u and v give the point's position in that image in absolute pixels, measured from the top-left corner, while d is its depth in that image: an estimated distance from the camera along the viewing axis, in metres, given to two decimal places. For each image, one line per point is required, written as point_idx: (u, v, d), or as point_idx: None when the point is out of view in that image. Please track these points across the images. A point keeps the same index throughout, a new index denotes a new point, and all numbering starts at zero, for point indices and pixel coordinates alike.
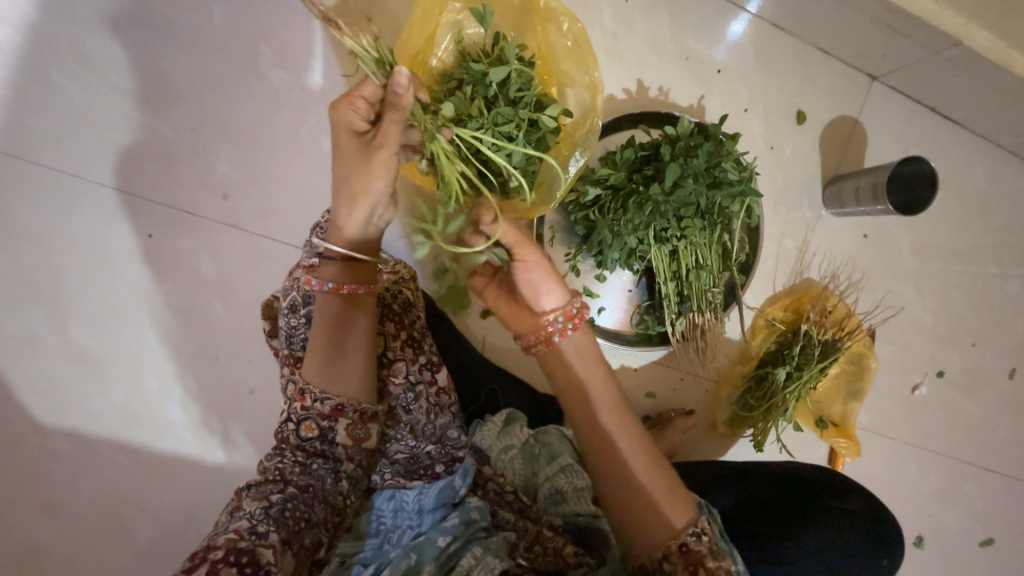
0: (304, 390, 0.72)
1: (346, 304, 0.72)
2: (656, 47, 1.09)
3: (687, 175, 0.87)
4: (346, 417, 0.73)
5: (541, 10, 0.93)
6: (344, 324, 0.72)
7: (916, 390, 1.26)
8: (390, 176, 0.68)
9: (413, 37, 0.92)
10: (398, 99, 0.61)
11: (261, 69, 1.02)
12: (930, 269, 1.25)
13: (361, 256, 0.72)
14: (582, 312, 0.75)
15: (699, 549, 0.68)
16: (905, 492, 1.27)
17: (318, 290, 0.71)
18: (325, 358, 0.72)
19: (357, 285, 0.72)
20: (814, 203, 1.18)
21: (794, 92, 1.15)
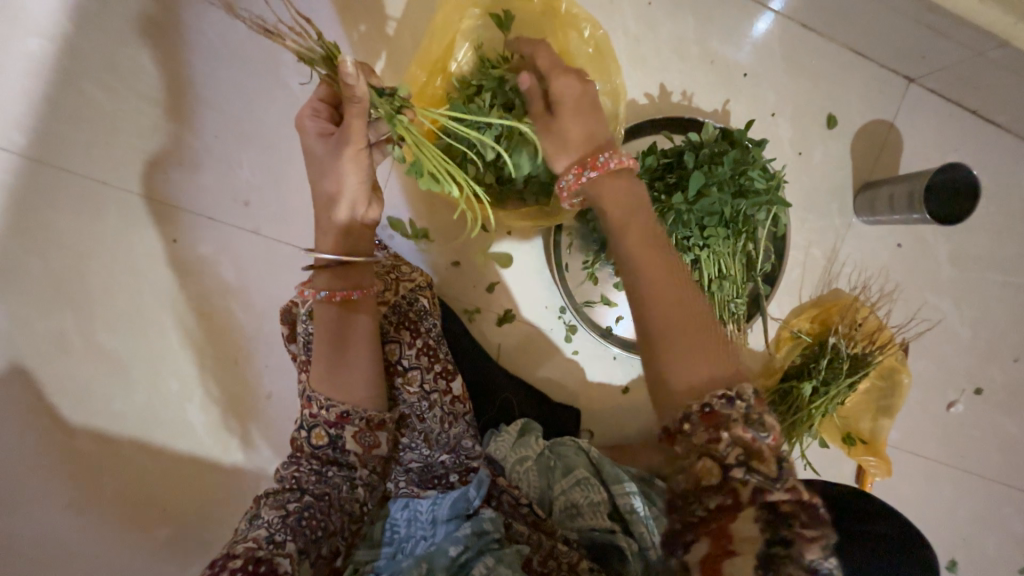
0: (311, 398, 0.72)
1: (343, 311, 0.72)
2: (679, 51, 1.06)
3: (711, 183, 0.85)
4: (353, 424, 0.73)
5: (563, 16, 0.92)
6: (346, 331, 0.72)
7: (952, 408, 1.20)
8: (364, 171, 0.68)
9: (433, 44, 0.92)
10: (351, 92, 0.61)
11: (283, 76, 1.03)
12: (969, 280, 1.19)
13: (354, 259, 0.72)
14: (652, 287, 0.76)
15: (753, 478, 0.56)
16: (939, 513, 1.21)
17: (314, 300, 0.71)
18: (327, 365, 0.72)
19: (351, 290, 0.72)
20: (845, 210, 1.14)
21: (825, 96, 1.11)
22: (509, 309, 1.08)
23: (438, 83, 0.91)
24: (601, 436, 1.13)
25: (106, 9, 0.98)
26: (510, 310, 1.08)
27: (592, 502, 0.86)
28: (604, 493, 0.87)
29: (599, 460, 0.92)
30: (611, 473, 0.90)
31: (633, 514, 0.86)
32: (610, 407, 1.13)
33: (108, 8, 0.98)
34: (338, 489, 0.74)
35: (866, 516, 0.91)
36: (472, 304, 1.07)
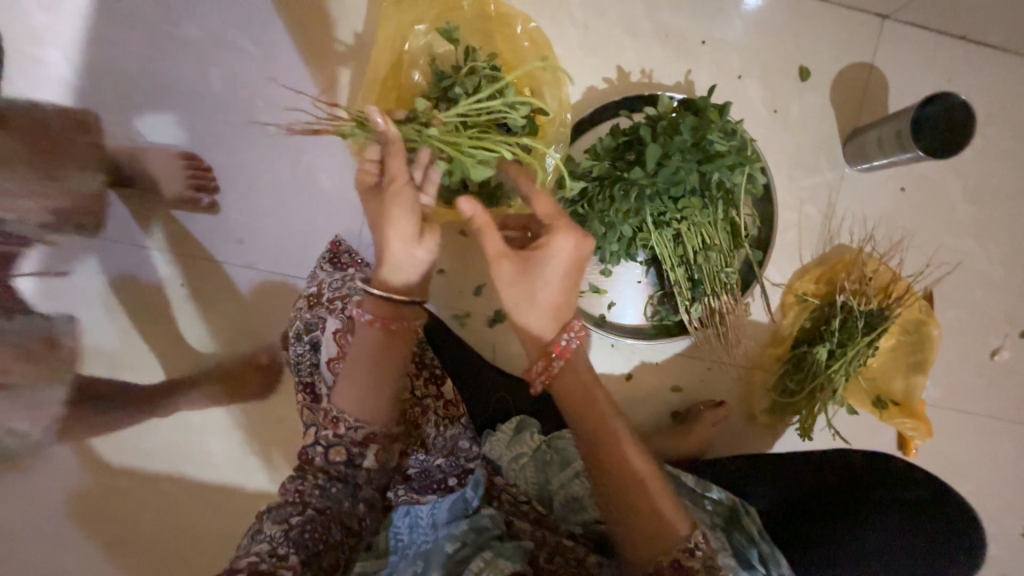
0: (338, 418, 0.72)
1: (385, 335, 0.73)
2: (632, 31, 1.06)
3: (668, 158, 0.83)
4: (378, 445, 0.74)
5: (495, 15, 0.95)
6: (382, 356, 0.73)
7: (997, 355, 1.10)
8: (410, 207, 0.73)
9: (379, 61, 0.94)
10: (387, 135, 0.71)
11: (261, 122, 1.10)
12: (991, 217, 1.09)
13: (403, 297, 0.75)
14: (565, 349, 0.72)
15: (692, 564, 0.67)
16: (1002, 475, 1.10)
17: (363, 322, 0.73)
18: (362, 386, 0.73)
19: (393, 318, 0.74)
20: (835, 162, 1.08)
21: (793, 49, 1.07)
22: (499, 309, 1.09)
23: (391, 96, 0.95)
24: None
25: (105, 87, 1.07)
26: (500, 309, 1.09)
27: (592, 493, 0.84)
28: None
29: None
30: None
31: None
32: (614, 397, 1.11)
33: (106, 86, 1.07)
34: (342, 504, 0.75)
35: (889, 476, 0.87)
36: (463, 309, 1.09)
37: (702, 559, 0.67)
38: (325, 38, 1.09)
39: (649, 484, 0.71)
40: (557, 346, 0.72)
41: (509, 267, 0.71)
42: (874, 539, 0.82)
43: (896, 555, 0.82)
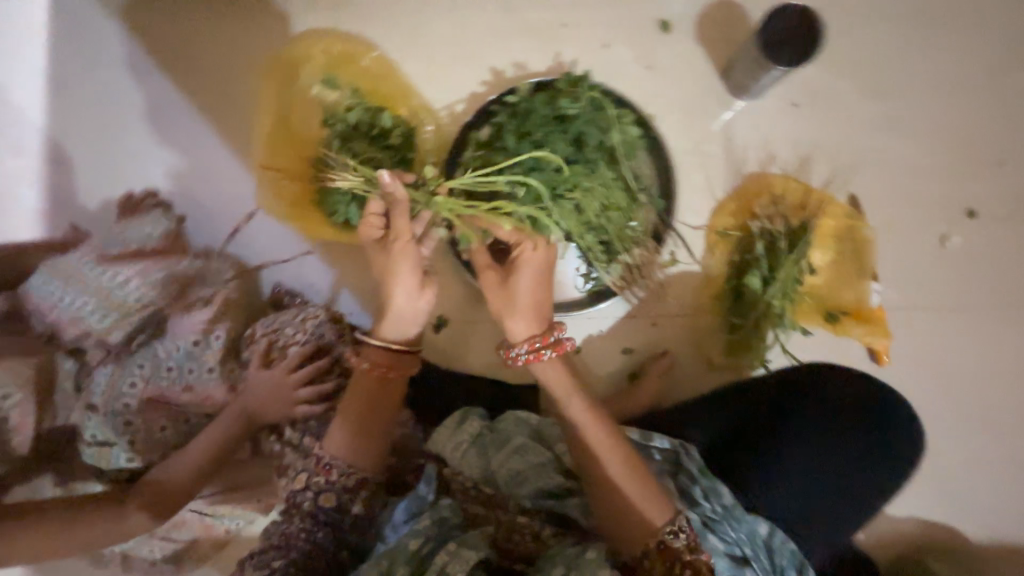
0: (331, 464, 0.78)
1: (379, 385, 0.81)
2: (494, 33, 1.13)
3: (537, 131, 0.93)
4: (369, 488, 0.80)
5: (353, 62, 1.09)
6: (375, 404, 0.81)
7: (947, 243, 1.05)
8: (410, 260, 0.80)
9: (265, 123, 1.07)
10: (392, 195, 0.78)
11: (178, 194, 1.14)
12: (898, 106, 1.07)
13: (403, 347, 0.83)
14: (559, 344, 0.81)
15: (676, 545, 0.71)
16: (988, 361, 1.05)
17: (361, 368, 0.82)
18: (355, 433, 0.79)
19: (387, 368, 0.82)
20: (721, 97, 1.09)
21: (649, 6, 1.11)
22: (439, 314, 1.08)
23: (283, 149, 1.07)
24: None
25: (65, 200, 1.14)
26: (441, 314, 1.08)
27: (538, 464, 0.86)
28: (548, 453, 0.87)
29: (541, 425, 0.91)
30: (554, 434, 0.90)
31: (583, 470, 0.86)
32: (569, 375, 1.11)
33: (65, 198, 1.14)
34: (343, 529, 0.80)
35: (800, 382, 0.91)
36: None
37: (686, 541, 0.71)
38: (214, 108, 1.15)
39: (637, 484, 0.73)
40: (546, 340, 0.81)
41: (496, 293, 0.84)
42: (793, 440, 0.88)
43: (817, 454, 0.88)
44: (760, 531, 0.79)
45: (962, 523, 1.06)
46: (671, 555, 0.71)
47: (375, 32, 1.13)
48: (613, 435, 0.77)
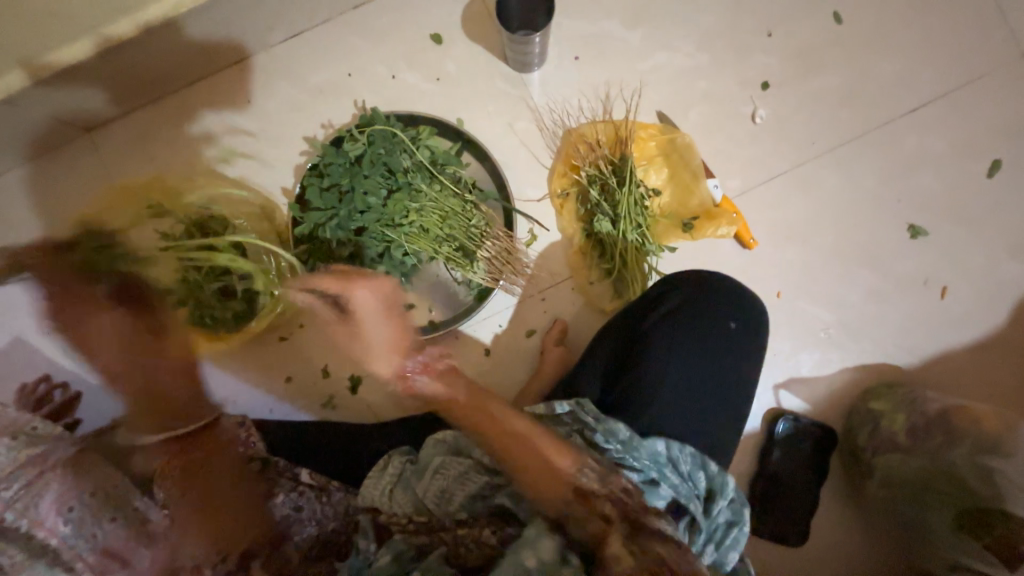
0: (200, 562, 0.75)
1: (201, 447, 0.91)
2: (293, 107, 1.18)
3: (343, 180, 0.97)
4: (259, 555, 0.79)
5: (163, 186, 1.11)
6: (202, 463, 0.87)
7: (757, 118, 1.13)
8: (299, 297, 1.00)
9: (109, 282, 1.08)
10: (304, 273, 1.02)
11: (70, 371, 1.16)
12: (665, 22, 1.15)
13: (215, 427, 0.97)
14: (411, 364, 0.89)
15: (591, 486, 0.71)
16: (838, 205, 1.13)
17: (160, 471, 0.85)
18: (200, 493, 0.82)
19: (184, 444, 0.91)
20: (512, 78, 1.16)
21: (417, 27, 1.17)
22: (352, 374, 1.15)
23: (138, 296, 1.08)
24: None
25: None
26: (353, 374, 1.15)
27: (460, 474, 0.85)
28: (466, 460, 0.86)
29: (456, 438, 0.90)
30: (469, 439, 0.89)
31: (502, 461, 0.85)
32: (489, 376, 1.15)
33: None
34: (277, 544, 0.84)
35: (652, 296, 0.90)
36: (325, 395, 1.16)
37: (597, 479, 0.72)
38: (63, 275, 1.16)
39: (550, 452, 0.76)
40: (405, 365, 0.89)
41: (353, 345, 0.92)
42: (675, 354, 0.85)
43: (703, 361, 0.85)
44: (658, 450, 0.78)
45: (885, 354, 1.12)
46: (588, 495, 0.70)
47: (189, 149, 1.18)
48: (512, 410, 0.83)
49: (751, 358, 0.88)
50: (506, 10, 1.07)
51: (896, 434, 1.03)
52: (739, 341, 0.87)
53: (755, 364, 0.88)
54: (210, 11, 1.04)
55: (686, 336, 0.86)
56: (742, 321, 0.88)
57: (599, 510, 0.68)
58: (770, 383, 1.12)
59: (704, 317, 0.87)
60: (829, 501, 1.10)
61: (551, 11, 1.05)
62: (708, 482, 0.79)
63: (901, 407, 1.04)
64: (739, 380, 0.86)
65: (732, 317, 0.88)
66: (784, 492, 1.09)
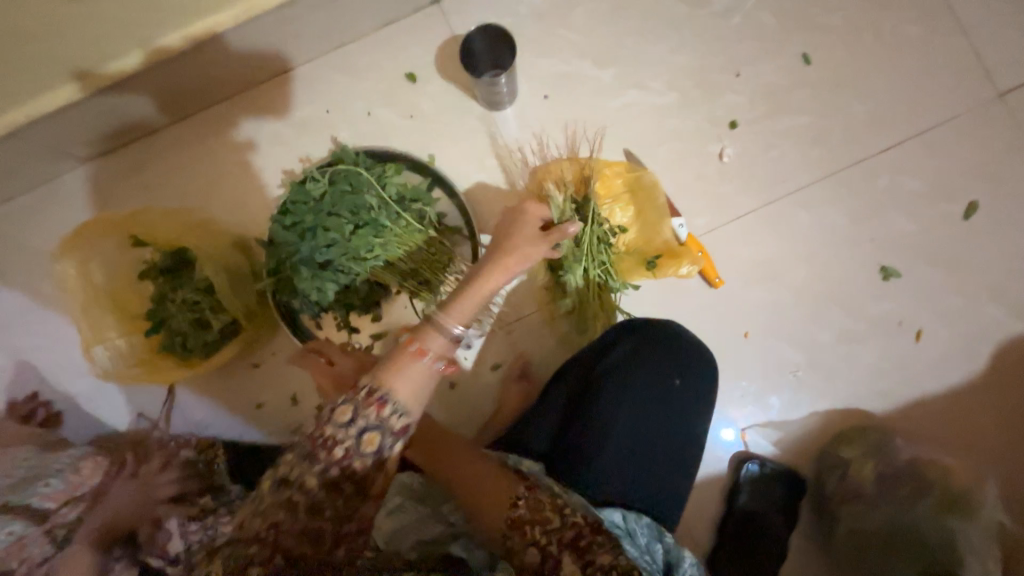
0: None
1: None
2: (274, 141, 1.23)
3: (307, 216, 0.98)
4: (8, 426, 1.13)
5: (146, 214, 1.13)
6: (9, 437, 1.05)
7: (725, 156, 1.13)
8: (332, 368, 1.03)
9: (85, 307, 1.09)
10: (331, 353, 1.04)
11: (57, 389, 1.23)
12: (633, 62, 1.16)
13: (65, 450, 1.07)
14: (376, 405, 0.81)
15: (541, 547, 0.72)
16: (808, 244, 1.11)
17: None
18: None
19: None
20: (484, 116, 1.19)
21: (393, 66, 1.22)
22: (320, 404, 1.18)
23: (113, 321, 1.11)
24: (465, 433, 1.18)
25: None
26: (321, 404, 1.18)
27: (410, 519, 0.90)
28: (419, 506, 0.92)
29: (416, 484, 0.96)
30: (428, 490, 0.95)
31: (452, 508, 0.90)
32: (453, 407, 1.16)
33: None
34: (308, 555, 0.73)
35: (603, 343, 0.92)
36: (294, 422, 1.19)
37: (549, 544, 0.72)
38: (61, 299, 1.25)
39: (489, 481, 0.79)
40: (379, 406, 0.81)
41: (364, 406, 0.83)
42: (615, 410, 0.85)
43: (644, 416, 0.85)
44: (613, 520, 0.77)
45: (858, 399, 1.09)
46: (521, 526, 0.73)
47: (174, 180, 1.24)
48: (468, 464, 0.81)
49: (698, 412, 0.88)
50: (472, 52, 1.10)
51: (861, 484, 1.00)
52: (686, 396, 0.88)
53: (701, 417, 0.88)
54: (194, 54, 1.10)
55: (631, 391, 0.86)
56: (688, 375, 0.88)
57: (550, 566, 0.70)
58: (738, 424, 1.10)
59: (651, 371, 0.87)
60: (797, 549, 1.07)
61: (511, 38, 1.08)
62: (666, 553, 0.75)
63: (871, 454, 1.01)
64: (681, 434, 0.87)
65: (677, 374, 0.88)
66: (753, 539, 1.05)
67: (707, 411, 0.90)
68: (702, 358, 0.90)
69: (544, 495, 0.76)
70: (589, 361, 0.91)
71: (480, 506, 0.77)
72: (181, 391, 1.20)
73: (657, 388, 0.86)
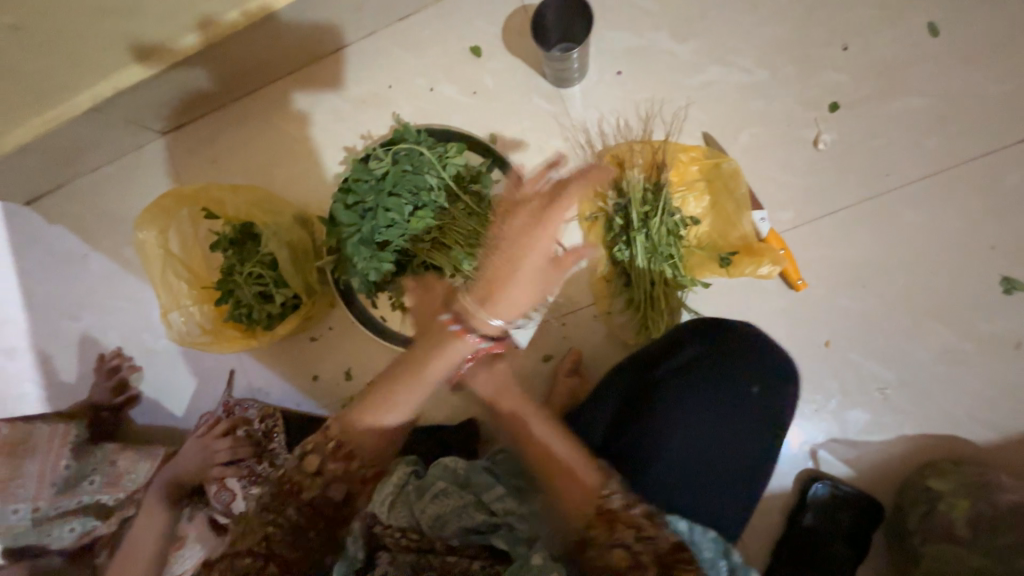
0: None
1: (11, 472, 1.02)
2: (336, 118, 1.23)
3: (368, 194, 0.96)
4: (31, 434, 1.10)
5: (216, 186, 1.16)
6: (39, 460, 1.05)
7: (820, 143, 1.01)
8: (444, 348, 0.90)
9: (161, 273, 1.15)
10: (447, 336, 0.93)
11: (138, 348, 1.33)
12: (719, 35, 1.05)
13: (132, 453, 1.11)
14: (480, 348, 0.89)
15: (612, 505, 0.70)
16: (913, 247, 0.98)
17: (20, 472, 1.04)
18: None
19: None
20: (549, 94, 1.12)
21: (457, 40, 1.17)
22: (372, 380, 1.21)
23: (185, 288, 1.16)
24: None
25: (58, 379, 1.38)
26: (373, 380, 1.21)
27: (456, 505, 0.86)
28: (466, 495, 0.87)
29: (467, 471, 0.92)
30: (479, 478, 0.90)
31: (503, 502, 0.85)
32: None
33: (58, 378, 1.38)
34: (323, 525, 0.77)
35: (669, 343, 0.85)
36: (345, 397, 1.22)
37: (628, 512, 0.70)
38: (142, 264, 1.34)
39: (572, 462, 0.77)
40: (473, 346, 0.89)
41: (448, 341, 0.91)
42: (679, 414, 0.77)
43: (714, 423, 0.77)
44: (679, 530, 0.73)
45: (956, 425, 0.96)
46: (610, 519, 0.70)
47: (240, 154, 1.28)
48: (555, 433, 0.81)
49: (771, 430, 0.79)
50: (543, 25, 1.03)
51: (955, 525, 0.86)
52: (761, 409, 0.79)
53: (775, 436, 0.80)
54: (263, 27, 1.10)
55: (702, 397, 0.78)
56: (767, 386, 0.80)
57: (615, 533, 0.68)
58: (808, 439, 1.01)
59: (726, 376, 0.79)
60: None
61: (587, 8, 0.99)
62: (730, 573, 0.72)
63: (969, 491, 0.88)
64: (754, 446, 0.78)
65: (755, 381, 0.79)
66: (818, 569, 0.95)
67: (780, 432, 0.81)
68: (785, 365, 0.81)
69: (633, 498, 0.72)
70: (655, 358, 0.84)
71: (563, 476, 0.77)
72: (245, 358, 1.26)
73: (730, 394, 0.79)
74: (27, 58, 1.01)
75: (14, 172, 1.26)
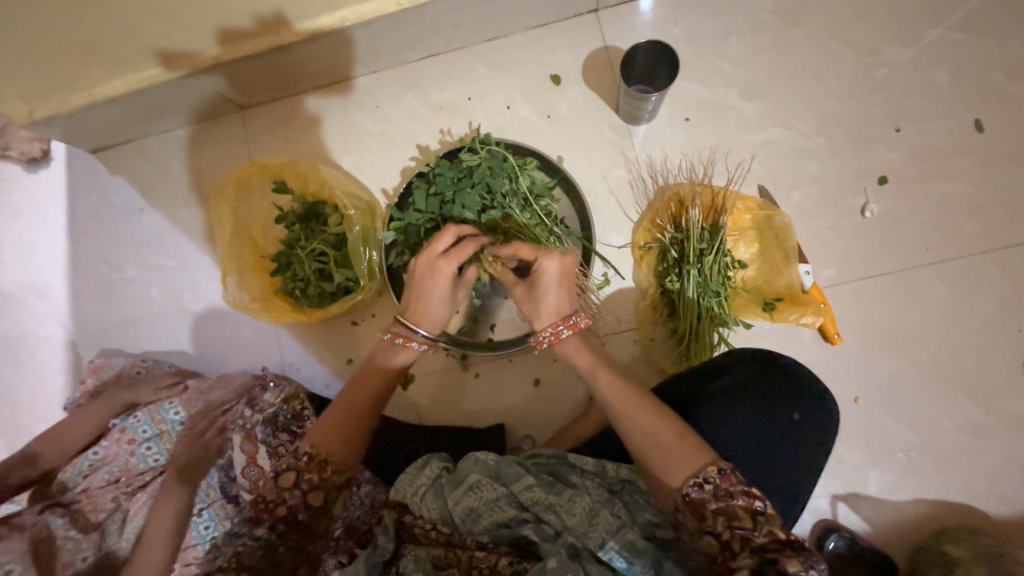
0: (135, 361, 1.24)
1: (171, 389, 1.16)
2: (413, 118, 1.30)
3: (449, 189, 1.03)
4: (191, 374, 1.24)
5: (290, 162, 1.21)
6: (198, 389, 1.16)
7: (868, 211, 1.08)
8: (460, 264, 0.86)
9: (225, 236, 1.20)
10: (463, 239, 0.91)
11: (175, 307, 1.35)
12: (784, 102, 1.14)
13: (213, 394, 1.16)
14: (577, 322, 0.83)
15: (708, 498, 0.66)
16: (944, 319, 1.04)
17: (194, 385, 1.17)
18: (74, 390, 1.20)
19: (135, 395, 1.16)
20: (620, 129, 1.20)
21: (540, 66, 1.25)
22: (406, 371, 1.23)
23: (242, 254, 1.20)
24: (538, 431, 1.19)
25: (86, 327, 1.39)
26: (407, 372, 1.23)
27: (487, 501, 0.86)
28: (500, 490, 0.87)
29: (496, 463, 0.91)
30: (509, 472, 0.89)
31: (536, 499, 0.85)
32: (531, 402, 1.19)
33: (87, 326, 1.39)
34: (291, 537, 0.72)
35: (715, 368, 0.89)
36: None
37: (720, 492, 0.65)
38: (196, 226, 1.37)
39: (677, 441, 0.71)
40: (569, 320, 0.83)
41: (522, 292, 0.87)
42: (727, 437, 0.82)
43: (757, 449, 0.82)
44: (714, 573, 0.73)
45: (972, 495, 1.00)
46: (700, 508, 0.66)
47: (314, 138, 1.33)
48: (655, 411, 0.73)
49: (806, 464, 0.83)
50: (631, 67, 1.12)
51: None
52: (805, 442, 0.84)
53: (809, 472, 0.84)
54: (366, 28, 1.18)
55: (748, 423, 0.83)
56: (811, 421, 0.85)
57: (731, 527, 0.63)
58: (828, 489, 1.03)
59: (773, 404, 0.84)
60: None
61: (674, 57, 1.08)
62: None
63: (982, 560, 0.91)
64: (792, 480, 0.82)
65: (795, 408, 0.84)
66: None
67: (813, 472, 0.85)
68: (829, 408, 0.86)
69: (738, 488, 0.65)
70: (705, 380, 0.88)
71: (667, 452, 0.70)
72: (284, 333, 1.28)
73: (774, 425, 0.83)
74: (152, 21, 1.08)
75: (93, 121, 1.30)
